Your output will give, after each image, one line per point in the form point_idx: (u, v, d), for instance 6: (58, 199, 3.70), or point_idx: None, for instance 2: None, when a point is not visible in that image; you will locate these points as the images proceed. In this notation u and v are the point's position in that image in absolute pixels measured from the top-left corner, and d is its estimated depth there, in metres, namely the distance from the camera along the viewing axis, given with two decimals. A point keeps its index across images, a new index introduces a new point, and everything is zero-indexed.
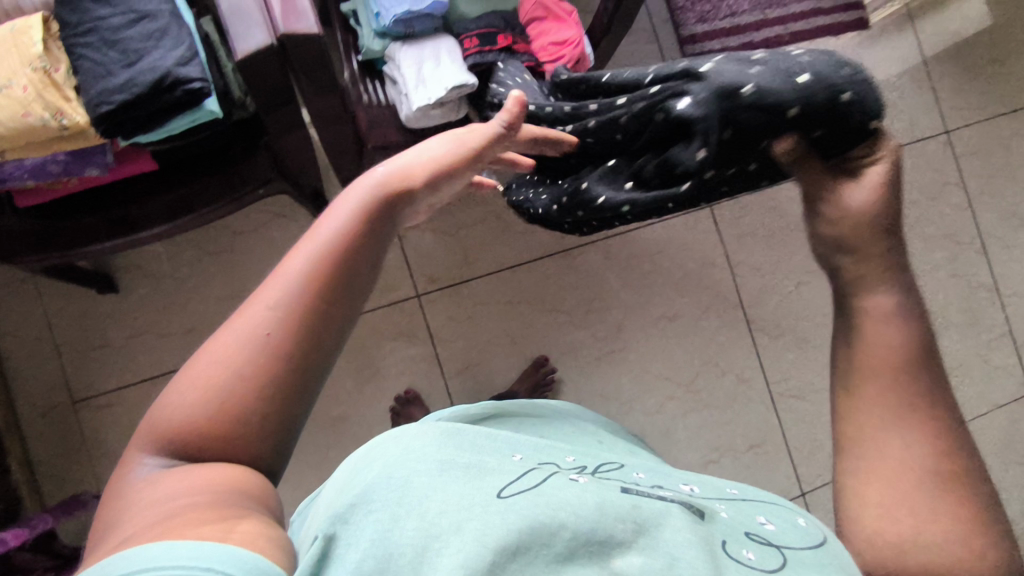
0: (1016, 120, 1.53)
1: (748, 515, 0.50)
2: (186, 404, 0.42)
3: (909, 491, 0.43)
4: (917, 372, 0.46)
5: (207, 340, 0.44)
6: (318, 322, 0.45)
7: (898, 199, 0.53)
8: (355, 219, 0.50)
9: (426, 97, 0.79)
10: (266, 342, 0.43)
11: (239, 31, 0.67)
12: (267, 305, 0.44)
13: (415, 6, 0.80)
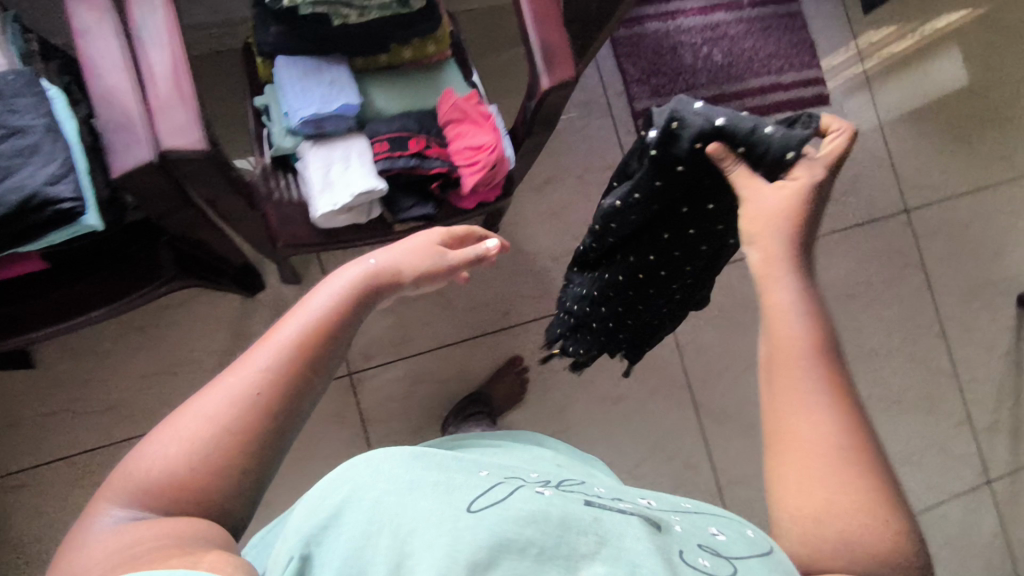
0: (976, 200, 1.52)
1: (700, 525, 0.53)
2: (169, 455, 0.45)
3: (827, 480, 0.49)
4: (826, 370, 0.52)
5: (192, 396, 0.48)
6: (299, 388, 0.49)
7: (814, 217, 0.57)
8: (344, 295, 0.54)
9: (331, 202, 0.77)
10: (250, 404, 0.47)
11: (118, 147, 0.64)
12: (254, 368, 0.48)
13: (323, 109, 0.77)
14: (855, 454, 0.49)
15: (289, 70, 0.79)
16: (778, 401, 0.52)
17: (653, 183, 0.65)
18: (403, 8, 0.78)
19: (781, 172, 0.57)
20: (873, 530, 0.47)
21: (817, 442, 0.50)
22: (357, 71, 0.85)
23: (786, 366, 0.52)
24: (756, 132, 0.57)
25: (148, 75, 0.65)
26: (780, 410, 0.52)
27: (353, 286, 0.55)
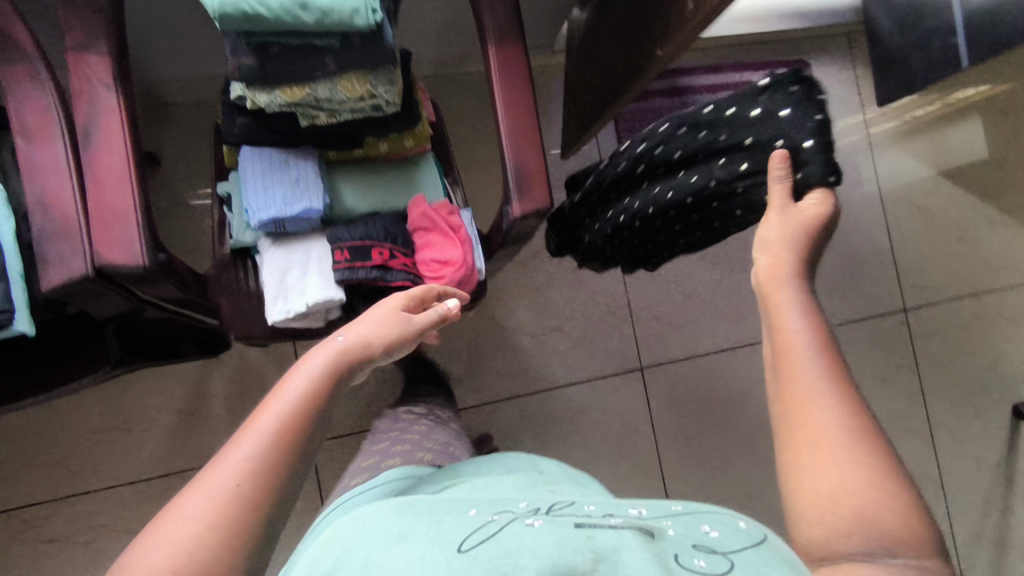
0: (978, 303, 1.47)
1: (692, 525, 0.48)
2: (149, 569, 0.41)
3: (841, 460, 0.45)
4: (835, 352, 0.51)
5: (174, 497, 0.45)
6: (284, 473, 0.47)
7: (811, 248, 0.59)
8: (322, 372, 0.53)
9: (284, 310, 0.73)
10: (237, 495, 0.44)
11: (51, 257, 0.60)
12: (236, 462, 0.46)
13: (285, 212, 0.73)
14: (859, 432, 0.46)
15: (254, 162, 0.76)
16: (781, 384, 0.51)
17: (718, 138, 0.69)
18: (378, 108, 0.72)
19: (806, 194, 0.61)
20: (896, 512, 0.43)
21: (834, 424, 0.47)
22: (328, 164, 0.81)
23: (791, 352, 0.51)
24: (810, 140, 0.62)
25: (94, 182, 0.62)
26: (787, 396, 0.50)
27: (332, 362, 0.54)
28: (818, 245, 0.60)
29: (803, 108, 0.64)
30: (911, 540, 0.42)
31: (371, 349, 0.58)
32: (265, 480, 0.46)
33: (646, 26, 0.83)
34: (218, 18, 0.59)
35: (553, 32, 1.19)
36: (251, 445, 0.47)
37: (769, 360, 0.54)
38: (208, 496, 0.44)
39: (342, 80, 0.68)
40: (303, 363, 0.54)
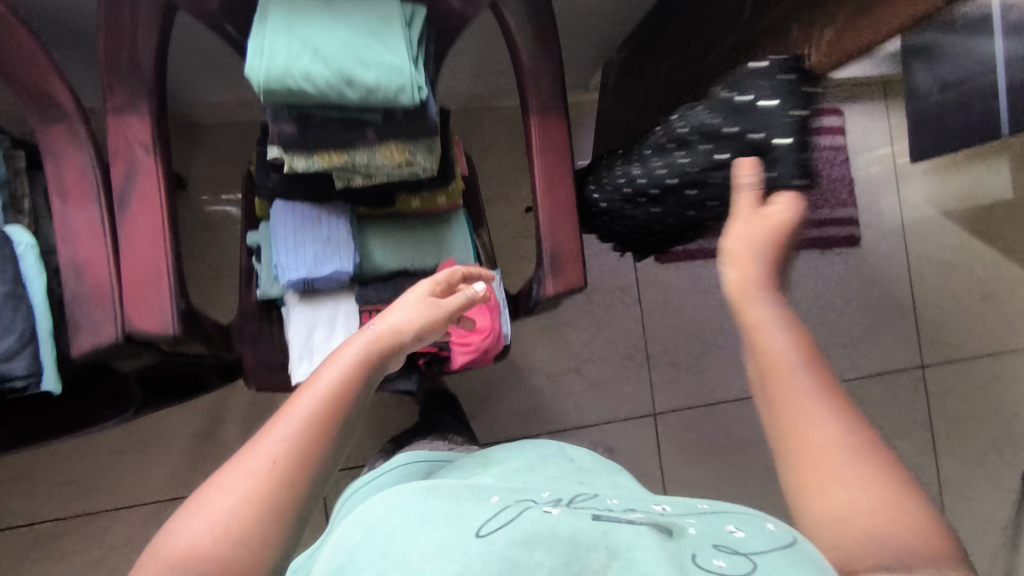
0: (997, 362, 1.46)
1: (717, 526, 0.47)
2: (187, 542, 0.42)
3: (849, 480, 0.44)
4: (823, 369, 0.50)
5: (216, 472, 0.46)
6: (320, 453, 0.48)
7: (783, 250, 0.55)
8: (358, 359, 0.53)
9: (308, 370, 0.73)
10: (277, 478, 0.45)
11: (83, 322, 0.60)
12: (276, 441, 0.47)
13: (315, 273, 0.73)
14: (864, 453, 0.45)
15: (285, 217, 0.75)
16: (774, 403, 0.49)
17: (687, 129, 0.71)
18: (414, 174, 0.71)
19: (773, 198, 0.57)
20: (905, 525, 0.42)
21: (828, 445, 0.45)
22: (359, 219, 0.80)
23: (781, 382, 0.49)
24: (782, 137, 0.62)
25: (127, 245, 0.61)
26: (791, 427, 0.47)
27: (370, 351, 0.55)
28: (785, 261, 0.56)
29: (780, 104, 0.64)
30: (929, 555, 0.40)
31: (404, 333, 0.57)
32: (303, 462, 0.47)
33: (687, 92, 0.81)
34: (263, 91, 0.58)
35: (588, 75, 1.17)
36: (291, 426, 0.48)
37: (753, 382, 0.52)
38: (249, 473, 0.45)
39: (381, 148, 0.66)
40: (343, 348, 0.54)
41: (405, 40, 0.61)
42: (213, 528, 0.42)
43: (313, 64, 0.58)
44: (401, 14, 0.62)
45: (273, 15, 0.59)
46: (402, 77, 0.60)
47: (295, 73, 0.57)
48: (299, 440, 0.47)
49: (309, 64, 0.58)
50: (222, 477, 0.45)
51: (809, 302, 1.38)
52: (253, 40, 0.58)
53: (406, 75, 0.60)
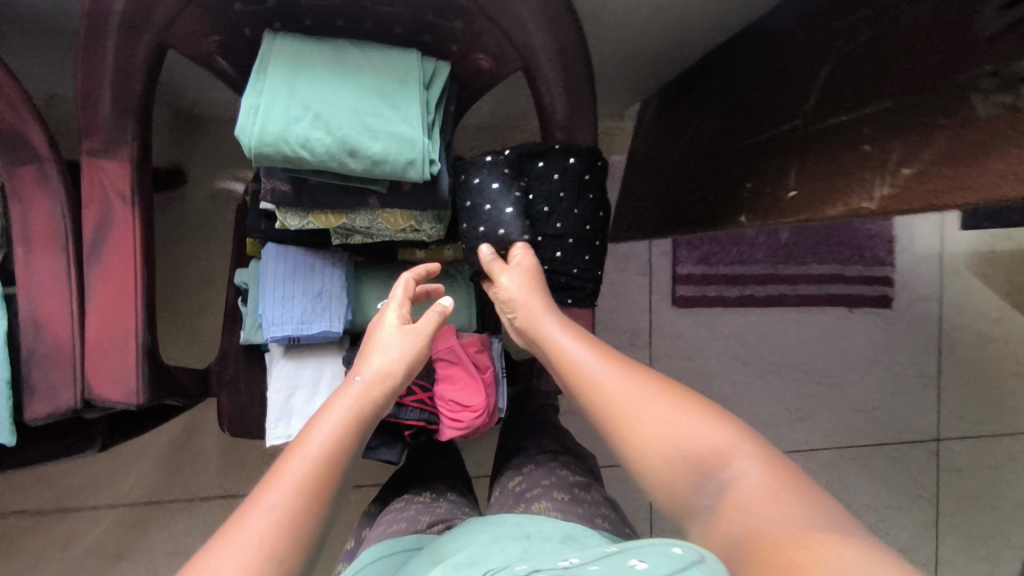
0: (1016, 442, 1.39)
1: (617, 563, 0.38)
2: None
3: (655, 416, 0.49)
4: (592, 337, 0.58)
5: (199, 556, 0.42)
6: (313, 517, 0.45)
7: (540, 295, 0.60)
8: (350, 416, 0.52)
9: (286, 433, 0.69)
10: (268, 554, 0.42)
11: (37, 381, 0.55)
12: (265, 509, 0.44)
13: (302, 331, 0.67)
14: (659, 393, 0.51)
15: (277, 263, 0.69)
16: (590, 399, 0.53)
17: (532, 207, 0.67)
18: (419, 238, 0.65)
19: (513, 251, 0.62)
20: (718, 435, 0.46)
21: (626, 399, 0.51)
22: (357, 267, 0.73)
23: (572, 369, 0.55)
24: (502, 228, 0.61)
25: (95, 301, 0.55)
26: (601, 413, 0.52)
27: (362, 403, 0.54)
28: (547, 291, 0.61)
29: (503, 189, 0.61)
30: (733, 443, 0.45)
31: (390, 378, 0.57)
32: (296, 536, 0.44)
33: (733, 174, 0.72)
34: (254, 155, 0.51)
35: (623, 106, 1.08)
36: (278, 492, 0.45)
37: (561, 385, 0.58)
38: (236, 551, 0.42)
39: (385, 213, 0.60)
40: (329, 407, 0.52)
41: (421, 105, 0.54)
42: None
43: (314, 130, 0.51)
44: (420, 74, 0.55)
45: (274, 68, 0.51)
46: (412, 149, 0.53)
47: (291, 139, 0.50)
48: (291, 505, 0.45)
49: (309, 131, 0.51)
50: (205, 560, 0.42)
51: (829, 362, 1.30)
52: (248, 96, 0.51)
53: (418, 146, 0.53)
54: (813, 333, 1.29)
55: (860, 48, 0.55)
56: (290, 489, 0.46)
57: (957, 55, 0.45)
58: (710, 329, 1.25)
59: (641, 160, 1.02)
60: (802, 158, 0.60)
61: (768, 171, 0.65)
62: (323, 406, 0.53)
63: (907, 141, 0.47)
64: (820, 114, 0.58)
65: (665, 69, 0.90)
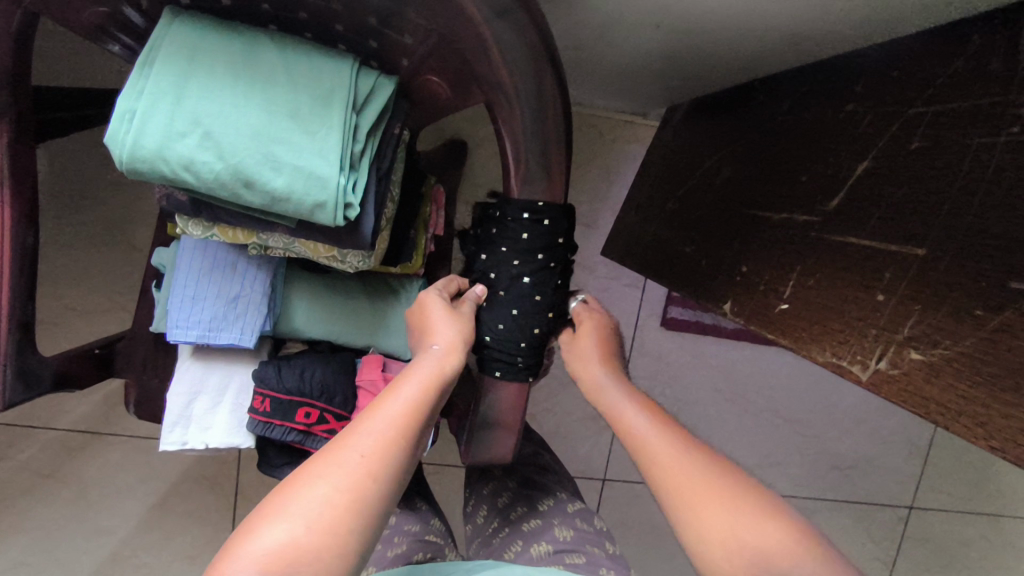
0: (993, 524, 1.31)
1: None
2: (275, 539, 0.37)
3: (741, 515, 0.40)
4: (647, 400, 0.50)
5: (302, 466, 0.41)
6: (402, 451, 0.43)
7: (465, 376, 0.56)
8: (412, 405, 0.45)
9: (180, 442, 0.62)
10: (319, 536, 0.38)
11: None
12: (366, 436, 0.42)
13: (209, 339, 0.60)
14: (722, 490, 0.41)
15: (194, 258, 0.61)
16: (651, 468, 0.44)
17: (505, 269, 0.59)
18: (346, 268, 0.56)
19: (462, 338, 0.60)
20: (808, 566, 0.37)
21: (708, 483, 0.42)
22: (289, 270, 0.65)
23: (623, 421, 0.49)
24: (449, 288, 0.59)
25: None
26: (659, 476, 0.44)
27: (434, 378, 0.48)
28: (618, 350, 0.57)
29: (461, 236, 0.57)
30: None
31: (449, 369, 0.49)
32: (382, 471, 0.42)
33: (733, 247, 0.61)
34: (127, 169, 0.41)
35: (644, 107, 0.95)
36: (371, 426, 0.43)
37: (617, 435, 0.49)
38: (337, 467, 0.41)
39: (302, 240, 0.51)
40: (391, 393, 0.46)
41: (344, 133, 0.44)
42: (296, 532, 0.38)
43: (201, 151, 0.41)
44: (351, 94, 0.45)
45: (162, 64, 0.41)
46: (323, 189, 0.43)
47: (172, 159, 0.41)
48: (385, 437, 0.43)
49: (194, 151, 0.41)
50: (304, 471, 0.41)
51: (815, 410, 1.21)
52: (125, 96, 0.41)
53: (331, 187, 0.43)
54: (805, 378, 1.20)
55: (903, 160, 0.43)
56: (383, 425, 0.44)
57: (1019, 232, 0.33)
58: (694, 357, 1.16)
59: (651, 176, 0.90)
60: (807, 263, 0.49)
61: (766, 266, 0.54)
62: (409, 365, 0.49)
63: (926, 313, 0.36)
64: (837, 224, 0.47)
65: (691, 84, 0.76)
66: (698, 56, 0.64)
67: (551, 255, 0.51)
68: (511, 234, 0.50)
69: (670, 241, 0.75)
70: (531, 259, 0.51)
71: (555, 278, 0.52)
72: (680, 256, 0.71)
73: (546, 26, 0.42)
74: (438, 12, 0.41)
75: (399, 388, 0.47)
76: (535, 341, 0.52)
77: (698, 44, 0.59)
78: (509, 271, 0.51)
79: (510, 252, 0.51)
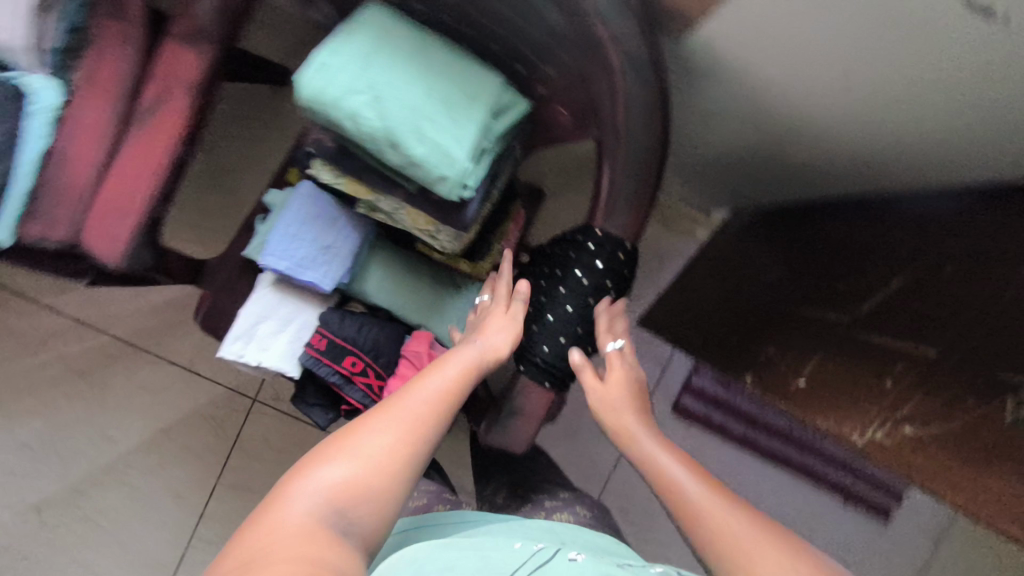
0: None
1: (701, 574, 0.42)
2: (337, 477, 0.44)
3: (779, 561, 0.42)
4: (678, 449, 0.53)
5: (358, 421, 0.48)
6: (442, 420, 0.50)
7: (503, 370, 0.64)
8: (459, 380, 0.53)
9: (236, 355, 0.69)
10: (373, 478, 0.45)
11: (43, 205, 0.59)
12: (417, 402, 0.49)
13: (293, 273, 0.67)
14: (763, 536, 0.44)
15: (304, 203, 0.69)
16: (689, 506, 0.47)
17: None
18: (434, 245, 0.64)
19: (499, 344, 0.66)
20: None
21: (743, 524, 0.45)
22: (375, 239, 0.74)
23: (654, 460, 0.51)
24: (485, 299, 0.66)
25: (127, 158, 0.59)
26: (696, 516, 0.46)
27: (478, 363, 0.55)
28: (639, 394, 0.60)
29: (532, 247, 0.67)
30: None
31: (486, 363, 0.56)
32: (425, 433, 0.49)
33: (765, 330, 0.67)
34: (305, 105, 0.51)
35: (710, 205, 1.04)
36: (420, 395, 0.50)
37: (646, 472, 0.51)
38: (390, 424, 0.47)
39: (410, 209, 0.59)
40: (440, 368, 0.53)
41: (479, 130, 0.53)
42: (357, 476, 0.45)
43: (367, 108, 0.50)
44: (493, 103, 0.54)
45: (359, 36, 0.52)
46: (450, 167, 0.51)
47: (343, 108, 0.50)
48: (431, 404, 0.50)
49: (362, 107, 0.50)
50: (362, 423, 0.47)
51: None
52: (322, 51, 0.51)
53: (457, 167, 0.52)
54: None
55: (933, 281, 0.49)
56: (429, 395, 0.51)
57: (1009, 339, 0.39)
58: None
59: (699, 263, 0.98)
60: (831, 353, 0.54)
61: (791, 349, 0.60)
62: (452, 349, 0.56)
63: (924, 402, 0.42)
64: (863, 325, 0.53)
65: (756, 192, 0.85)
66: (774, 165, 0.72)
67: (596, 281, 0.60)
68: (572, 250, 0.60)
69: (707, 316, 0.82)
70: (579, 278, 0.60)
71: (589, 300, 0.60)
72: (714, 331, 0.78)
73: (665, 94, 0.51)
74: (585, 55, 0.50)
75: (446, 368, 0.53)
76: (558, 348, 0.60)
77: (774, 152, 0.69)
78: (555, 281, 0.61)
79: (567, 267, 0.60)
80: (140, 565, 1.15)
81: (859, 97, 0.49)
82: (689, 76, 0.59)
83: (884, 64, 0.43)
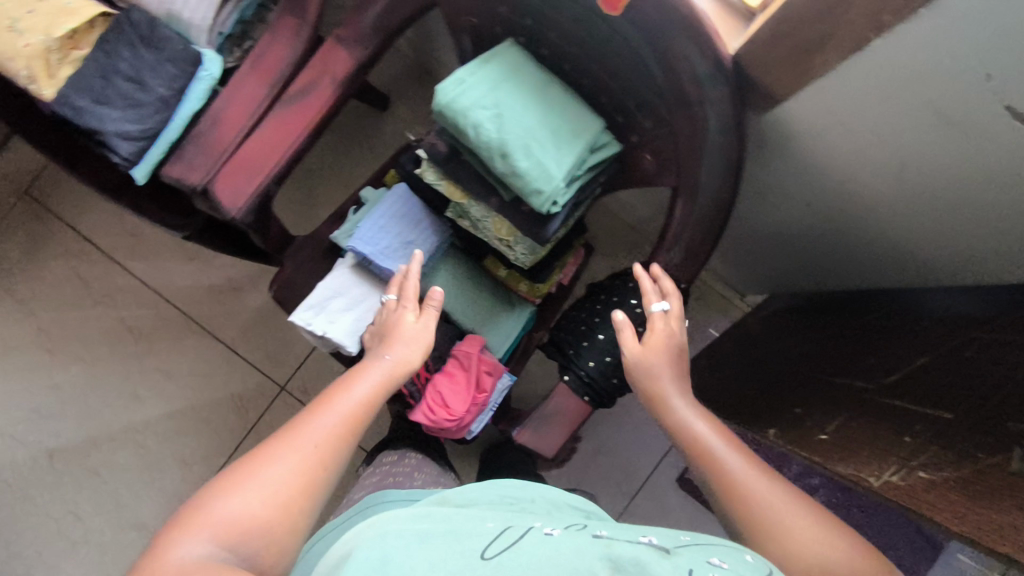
0: None
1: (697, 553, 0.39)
2: (236, 509, 0.43)
3: (784, 512, 0.47)
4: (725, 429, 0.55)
5: (256, 454, 0.47)
6: (343, 448, 0.50)
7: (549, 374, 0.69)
8: (365, 402, 0.54)
9: (306, 321, 0.75)
10: (272, 509, 0.44)
11: (185, 155, 0.68)
12: (318, 431, 0.49)
13: (374, 256, 0.75)
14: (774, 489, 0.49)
15: (397, 200, 0.78)
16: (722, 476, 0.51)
17: None
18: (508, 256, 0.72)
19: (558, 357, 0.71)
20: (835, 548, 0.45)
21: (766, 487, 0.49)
22: (449, 247, 0.82)
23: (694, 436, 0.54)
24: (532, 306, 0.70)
25: (264, 130, 0.68)
26: (727, 483, 0.50)
27: (384, 384, 0.56)
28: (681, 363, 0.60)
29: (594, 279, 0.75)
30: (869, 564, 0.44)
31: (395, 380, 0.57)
32: (328, 459, 0.48)
33: (794, 395, 0.72)
34: (438, 109, 0.60)
35: (750, 289, 1.10)
36: (321, 422, 0.50)
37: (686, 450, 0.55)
38: (289, 455, 0.47)
39: (496, 218, 0.67)
40: (346, 392, 0.53)
41: (576, 159, 0.61)
42: (256, 507, 0.44)
43: (489, 121, 0.60)
44: (592, 139, 0.63)
45: (495, 65, 0.62)
46: (547, 183, 0.60)
47: (469, 117, 0.59)
48: (332, 431, 0.50)
49: (485, 120, 0.59)
50: (259, 456, 0.46)
51: None
52: (463, 70, 0.61)
53: (552, 184, 0.60)
54: None
55: (956, 358, 0.54)
56: (329, 421, 0.50)
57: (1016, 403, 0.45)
58: None
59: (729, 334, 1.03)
60: (856, 415, 0.59)
61: (817, 410, 0.65)
62: (357, 371, 0.57)
63: (939, 452, 0.47)
64: (887, 392, 0.58)
65: (798, 278, 0.91)
66: (819, 248, 0.79)
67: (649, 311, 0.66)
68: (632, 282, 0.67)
69: (738, 381, 0.86)
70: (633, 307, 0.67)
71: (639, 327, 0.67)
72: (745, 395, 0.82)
73: (742, 158, 0.59)
74: (679, 113, 0.59)
75: (348, 395, 0.53)
76: (603, 366, 0.66)
77: (823, 236, 0.76)
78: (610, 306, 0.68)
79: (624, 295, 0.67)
80: (130, 527, 1.16)
81: (909, 188, 0.56)
82: (764, 148, 0.67)
83: (935, 158, 0.51)
